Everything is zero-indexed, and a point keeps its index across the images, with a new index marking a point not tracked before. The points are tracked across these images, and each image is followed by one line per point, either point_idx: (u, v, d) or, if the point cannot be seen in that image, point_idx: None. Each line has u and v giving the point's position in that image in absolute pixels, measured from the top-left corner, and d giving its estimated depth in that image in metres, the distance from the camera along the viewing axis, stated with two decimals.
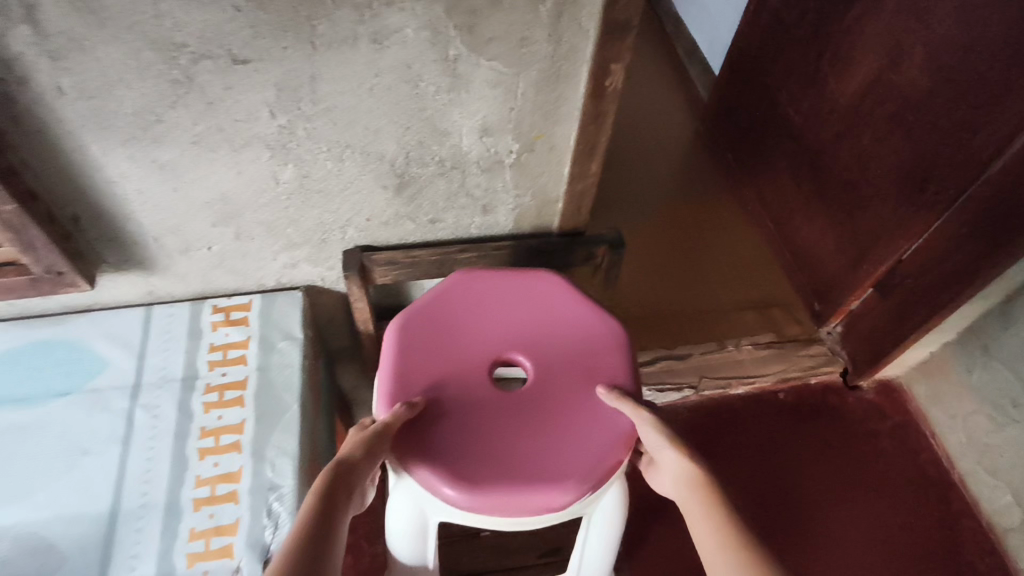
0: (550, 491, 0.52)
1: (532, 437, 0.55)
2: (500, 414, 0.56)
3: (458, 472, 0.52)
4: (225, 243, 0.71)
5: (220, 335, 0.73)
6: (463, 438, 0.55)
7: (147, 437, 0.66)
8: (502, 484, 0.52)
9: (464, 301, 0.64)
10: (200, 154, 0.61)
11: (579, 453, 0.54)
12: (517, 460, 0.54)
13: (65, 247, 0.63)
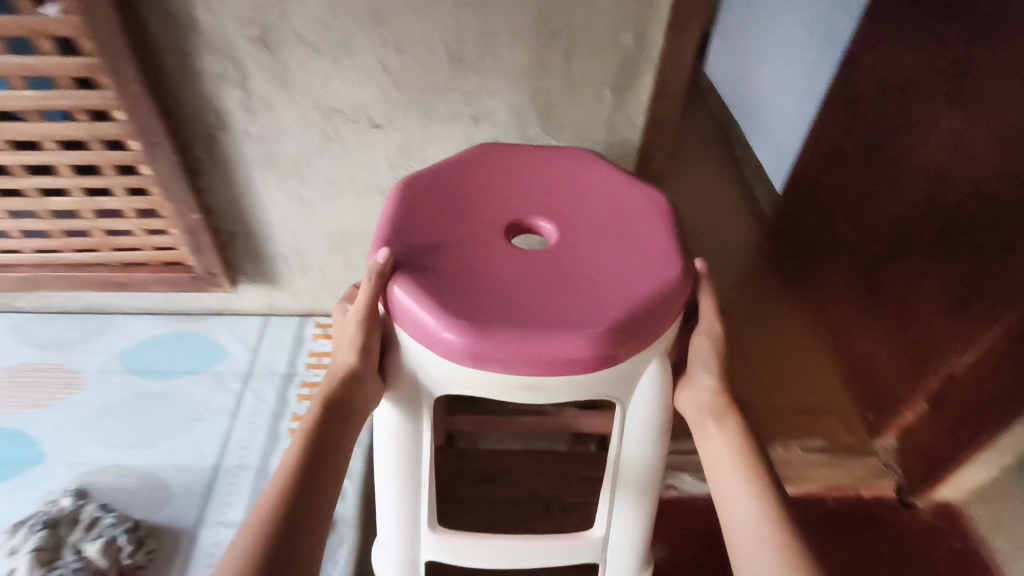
0: (555, 337, 0.50)
1: (540, 289, 0.53)
2: (512, 269, 0.55)
3: (457, 314, 0.51)
4: (335, 269, 0.88)
5: (318, 344, 0.90)
6: (473, 285, 0.53)
7: (251, 413, 0.82)
8: (509, 327, 0.50)
9: (487, 167, 0.64)
10: (332, 193, 0.79)
11: (588, 306, 0.52)
12: (522, 307, 0.52)
13: (220, 252, 0.83)
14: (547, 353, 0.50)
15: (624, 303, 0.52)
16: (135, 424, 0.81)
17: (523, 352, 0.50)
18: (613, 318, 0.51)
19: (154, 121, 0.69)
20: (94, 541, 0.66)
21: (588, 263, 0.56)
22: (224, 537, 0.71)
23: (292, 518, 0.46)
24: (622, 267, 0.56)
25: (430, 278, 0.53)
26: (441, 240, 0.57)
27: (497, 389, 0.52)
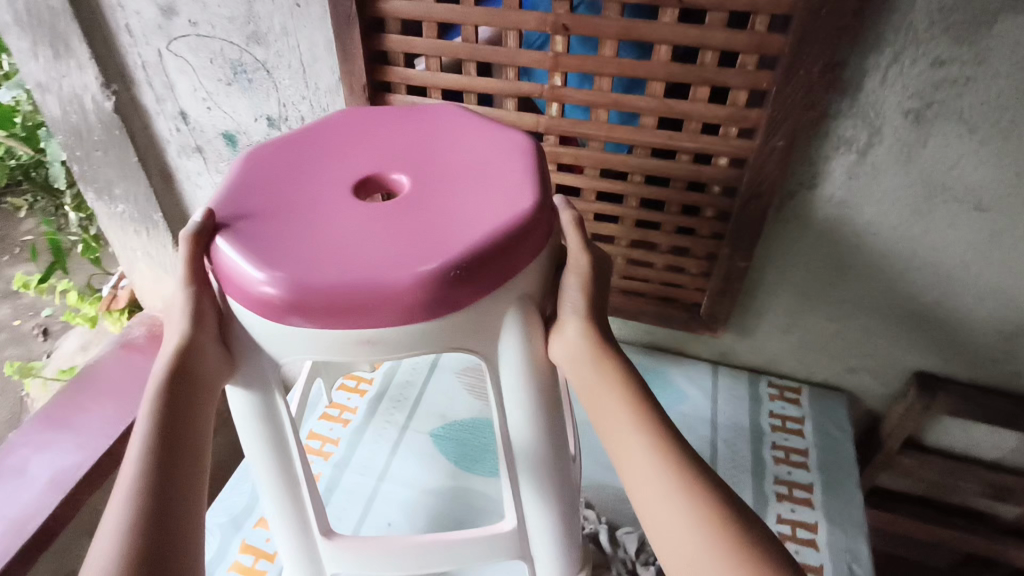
0: (378, 283, 0.48)
1: (365, 231, 0.52)
2: (344, 219, 0.53)
3: (274, 266, 0.49)
4: (819, 334, 0.87)
5: (777, 406, 0.90)
6: (298, 234, 0.52)
7: (730, 464, 0.82)
8: (327, 272, 0.48)
9: (335, 135, 0.63)
10: (877, 264, 0.77)
11: (403, 244, 0.50)
12: (342, 253, 0.50)
13: (722, 298, 0.82)
14: (370, 298, 0.48)
15: (461, 244, 0.50)
16: None
17: (350, 290, 0.48)
18: (448, 258, 0.49)
19: (775, 173, 0.68)
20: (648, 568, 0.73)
21: (436, 211, 0.53)
22: None
23: (157, 525, 0.46)
24: (470, 211, 0.53)
25: (257, 233, 0.52)
26: (277, 202, 0.55)
27: (338, 349, 0.50)
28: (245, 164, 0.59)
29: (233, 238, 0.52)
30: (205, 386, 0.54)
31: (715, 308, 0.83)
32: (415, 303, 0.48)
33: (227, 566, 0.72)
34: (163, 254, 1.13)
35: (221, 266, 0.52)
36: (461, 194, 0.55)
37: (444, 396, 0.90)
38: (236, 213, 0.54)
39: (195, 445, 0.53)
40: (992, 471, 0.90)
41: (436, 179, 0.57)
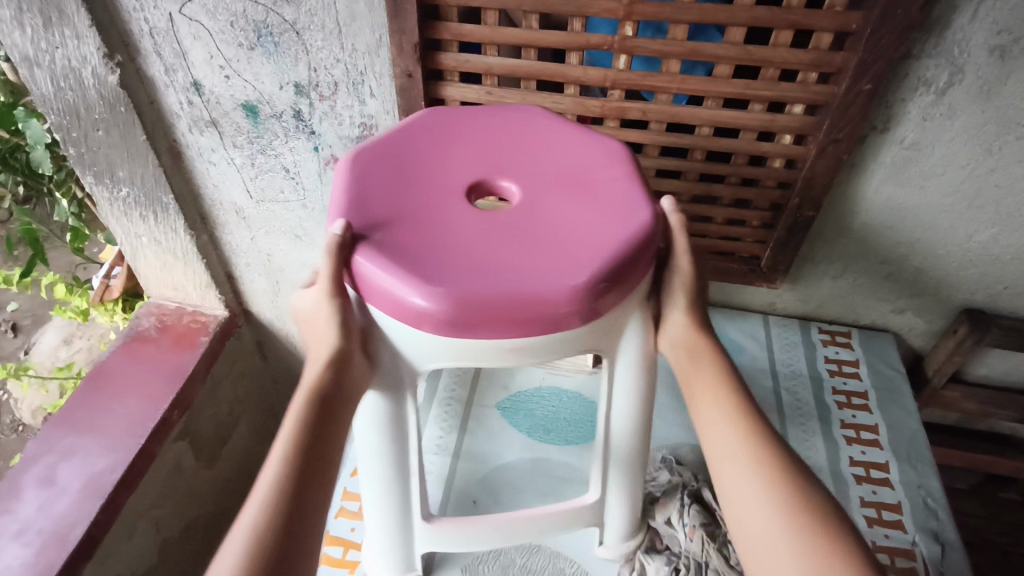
0: (534, 296, 0.47)
1: (503, 243, 0.50)
2: (472, 231, 0.51)
3: (427, 281, 0.47)
4: (871, 278, 0.88)
5: (831, 351, 0.91)
6: (433, 248, 0.50)
7: (796, 411, 0.84)
8: (480, 286, 0.47)
9: (437, 136, 0.60)
10: (940, 205, 0.77)
11: (547, 256, 0.49)
12: (491, 266, 0.48)
13: (786, 248, 0.82)
14: (523, 315, 0.47)
15: (600, 260, 0.49)
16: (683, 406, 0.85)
17: (505, 306, 0.47)
18: (593, 273, 0.48)
19: (856, 117, 0.67)
20: None
21: (561, 220, 0.52)
22: None
23: (287, 532, 0.44)
24: (596, 222, 0.52)
25: (393, 247, 0.50)
26: (400, 213, 0.52)
27: (482, 358, 0.50)
28: (354, 173, 0.56)
29: (371, 254, 0.49)
30: (353, 394, 0.51)
31: (776, 258, 0.83)
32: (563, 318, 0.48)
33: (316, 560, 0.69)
34: (173, 239, 1.05)
35: (362, 282, 0.50)
36: (581, 202, 0.54)
37: (502, 368, 0.88)
38: (366, 222, 0.52)
39: (335, 448, 0.50)
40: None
41: (551, 183, 0.56)
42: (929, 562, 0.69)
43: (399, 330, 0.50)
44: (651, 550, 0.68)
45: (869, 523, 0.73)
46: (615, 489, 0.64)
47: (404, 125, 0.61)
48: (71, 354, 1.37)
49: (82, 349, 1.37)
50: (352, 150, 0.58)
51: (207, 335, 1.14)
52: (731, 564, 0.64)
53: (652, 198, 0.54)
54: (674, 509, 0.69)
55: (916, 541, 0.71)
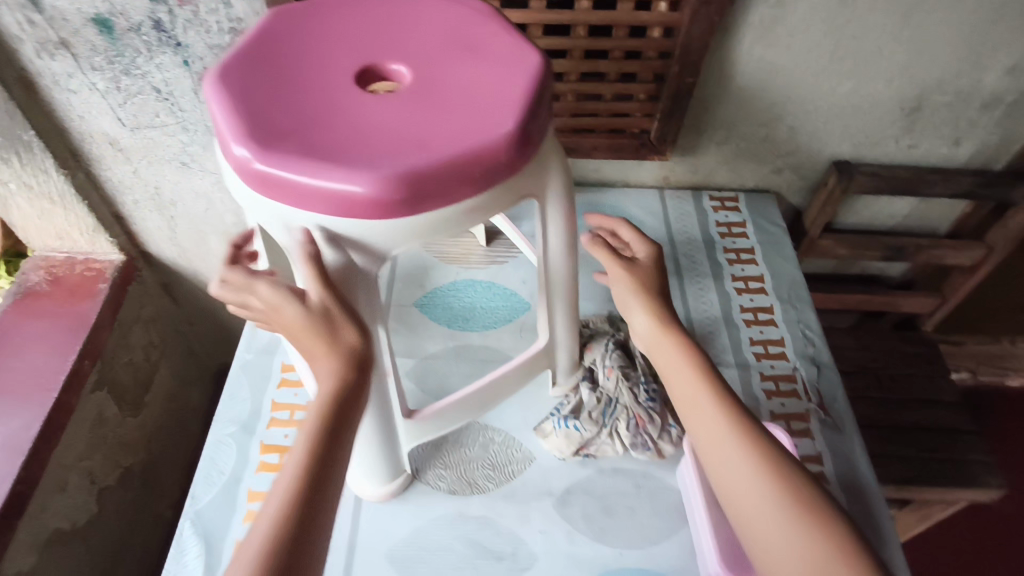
0: (476, 147, 0.44)
1: (419, 114, 0.47)
2: (379, 110, 0.47)
3: (358, 165, 0.43)
4: (752, 142, 0.94)
5: (722, 215, 0.98)
6: (345, 135, 0.45)
7: (693, 272, 0.91)
8: (419, 154, 0.43)
9: (300, 39, 0.54)
10: (806, 60, 0.83)
11: (470, 113, 0.47)
12: (420, 136, 0.45)
13: (672, 117, 0.86)
14: (467, 175, 0.44)
15: (519, 100, 0.48)
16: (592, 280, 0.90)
17: (448, 169, 0.43)
18: (519, 112, 0.47)
19: None
20: None
21: (468, 84, 0.50)
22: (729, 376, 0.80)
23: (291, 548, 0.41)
24: (496, 74, 0.50)
25: (305, 143, 0.45)
26: (297, 113, 0.47)
27: (440, 230, 0.46)
28: (223, 89, 0.48)
29: (281, 156, 0.44)
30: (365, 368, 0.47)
31: (664, 128, 0.88)
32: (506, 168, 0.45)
33: (254, 469, 0.71)
34: (45, 182, 0.96)
35: (281, 193, 0.44)
36: (471, 64, 0.52)
37: (417, 268, 0.90)
38: (264, 132, 0.45)
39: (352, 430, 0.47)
40: (890, 236, 1.05)
41: (436, 55, 0.53)
42: (808, 383, 0.79)
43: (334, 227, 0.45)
44: (585, 376, 0.74)
45: (757, 359, 0.82)
46: (564, 326, 0.67)
47: (256, 33, 0.54)
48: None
49: None
50: (211, 73, 0.50)
51: (105, 282, 1.08)
52: (639, 401, 0.71)
53: (530, 43, 0.54)
54: (597, 356, 0.75)
55: (796, 366, 0.81)
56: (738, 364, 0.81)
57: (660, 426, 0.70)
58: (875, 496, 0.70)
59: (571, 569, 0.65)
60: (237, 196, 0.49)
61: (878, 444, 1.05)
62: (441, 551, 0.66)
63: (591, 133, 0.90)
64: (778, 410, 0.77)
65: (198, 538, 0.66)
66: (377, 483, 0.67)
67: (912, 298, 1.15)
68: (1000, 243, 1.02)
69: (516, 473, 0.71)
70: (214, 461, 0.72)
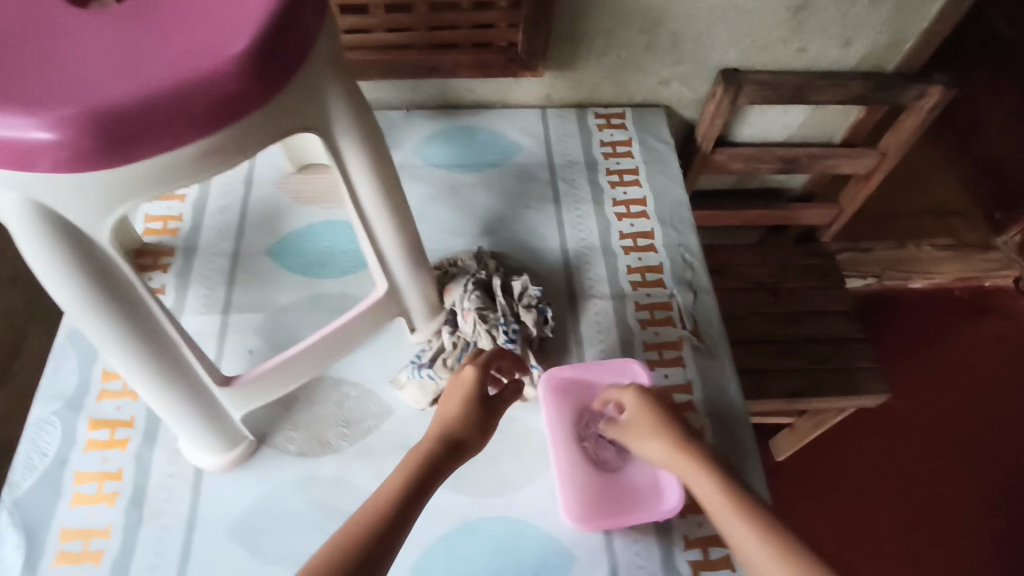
0: (190, 78, 0.35)
1: (129, 31, 0.37)
2: (77, 28, 0.37)
3: (31, 104, 0.33)
4: (634, 51, 0.86)
5: (607, 134, 0.91)
6: (26, 63, 0.35)
7: (572, 198, 0.85)
8: (114, 87, 0.34)
9: None
10: None
11: (196, 31, 0.37)
12: (122, 62, 0.35)
13: (537, 26, 0.76)
14: (190, 109, 0.35)
15: (261, 13, 0.37)
16: (463, 214, 0.83)
17: (160, 102, 0.34)
18: (256, 29, 0.37)
19: None
20: (527, 311, 0.69)
21: None
22: (602, 307, 0.76)
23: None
24: None
25: None
26: None
27: (169, 181, 0.37)
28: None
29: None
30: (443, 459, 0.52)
31: (531, 42, 0.79)
32: (246, 98, 0.36)
33: (82, 448, 0.65)
34: None
35: None
36: None
37: (268, 210, 0.81)
38: None
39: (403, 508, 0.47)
40: (784, 148, 1.00)
41: None
42: (683, 310, 0.77)
43: (30, 183, 0.35)
44: (447, 320, 0.70)
45: (633, 287, 0.78)
46: (403, 271, 0.61)
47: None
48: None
49: None
50: None
51: None
52: (498, 343, 0.67)
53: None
54: (456, 297, 0.70)
55: (673, 294, 0.78)
56: (613, 295, 0.77)
57: (521, 368, 0.67)
58: (740, 422, 0.70)
59: (427, 523, 0.63)
60: None
61: (771, 360, 1.05)
62: (289, 517, 0.63)
63: (371, 49, 0.79)
64: (651, 340, 0.75)
65: (19, 527, 0.61)
66: (213, 451, 0.63)
67: (811, 210, 1.12)
68: (892, 150, 0.99)
69: (372, 428, 0.68)
70: (36, 443, 0.65)
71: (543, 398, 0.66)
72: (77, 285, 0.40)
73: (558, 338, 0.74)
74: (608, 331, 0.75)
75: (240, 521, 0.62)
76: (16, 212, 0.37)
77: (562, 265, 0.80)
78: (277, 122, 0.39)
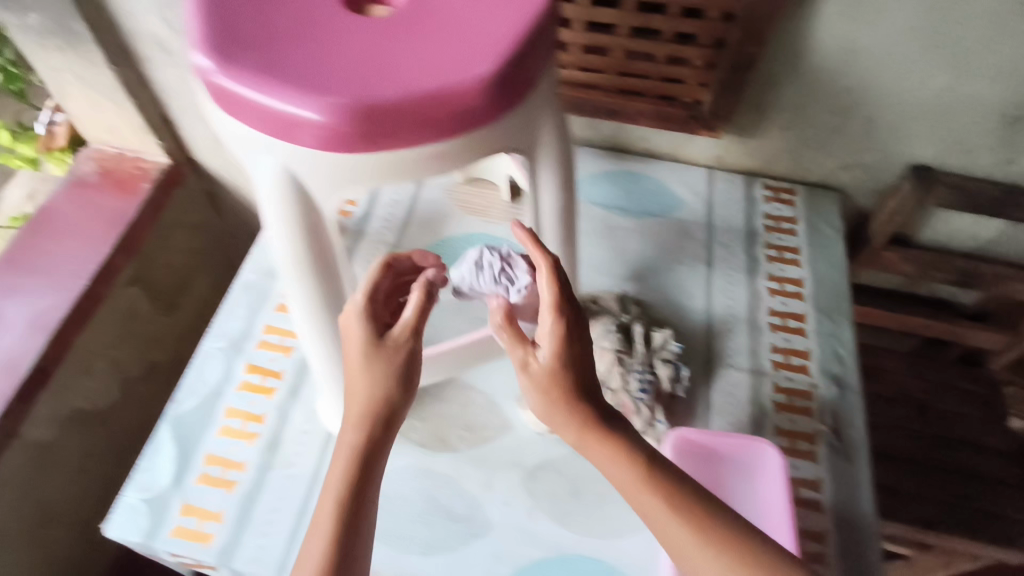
0: (435, 88, 0.40)
1: (391, 41, 0.43)
2: (352, 33, 0.43)
3: (314, 85, 0.40)
4: (820, 130, 0.84)
5: (773, 207, 0.89)
6: (315, 56, 0.42)
7: (725, 263, 0.84)
8: (378, 87, 0.40)
9: None
10: (895, 43, 0.72)
11: (446, 48, 0.42)
12: (385, 67, 0.41)
13: (725, 78, 0.75)
14: (442, 113, 0.41)
15: (499, 42, 0.42)
16: (614, 255, 0.84)
17: (422, 102, 0.40)
18: (495, 59, 0.42)
19: None
20: (663, 364, 0.69)
21: (455, 12, 0.44)
22: (738, 380, 0.74)
23: None
24: (485, 5, 0.45)
25: (262, 56, 0.41)
26: (268, 20, 0.43)
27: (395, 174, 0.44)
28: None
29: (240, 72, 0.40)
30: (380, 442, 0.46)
31: (733, 69, 0.74)
32: (483, 112, 0.42)
33: (236, 386, 0.72)
34: (95, 75, 0.98)
35: (240, 111, 0.41)
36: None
37: (433, 212, 0.87)
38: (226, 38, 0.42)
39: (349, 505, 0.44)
40: (964, 259, 0.93)
41: None
42: (825, 402, 0.72)
43: (297, 161, 0.43)
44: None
45: (774, 368, 0.75)
46: None
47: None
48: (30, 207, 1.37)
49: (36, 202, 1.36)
50: None
51: (148, 183, 1.12)
52: (629, 390, 0.67)
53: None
54: (595, 333, 0.71)
55: (816, 384, 0.74)
56: (751, 370, 0.75)
57: (646, 420, 0.66)
58: (872, 539, 0.64)
59: (523, 545, 0.63)
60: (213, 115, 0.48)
61: (900, 477, 0.97)
62: (398, 501, 0.65)
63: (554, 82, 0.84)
64: (785, 425, 0.71)
65: (172, 442, 0.68)
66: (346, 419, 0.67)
67: (982, 330, 1.01)
68: None
69: (489, 438, 0.69)
70: (200, 373, 0.72)
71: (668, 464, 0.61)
72: (301, 224, 0.47)
73: (687, 398, 0.72)
74: (739, 407, 0.72)
75: None
76: (276, 185, 0.44)
77: (703, 328, 0.78)
78: (490, 138, 0.44)
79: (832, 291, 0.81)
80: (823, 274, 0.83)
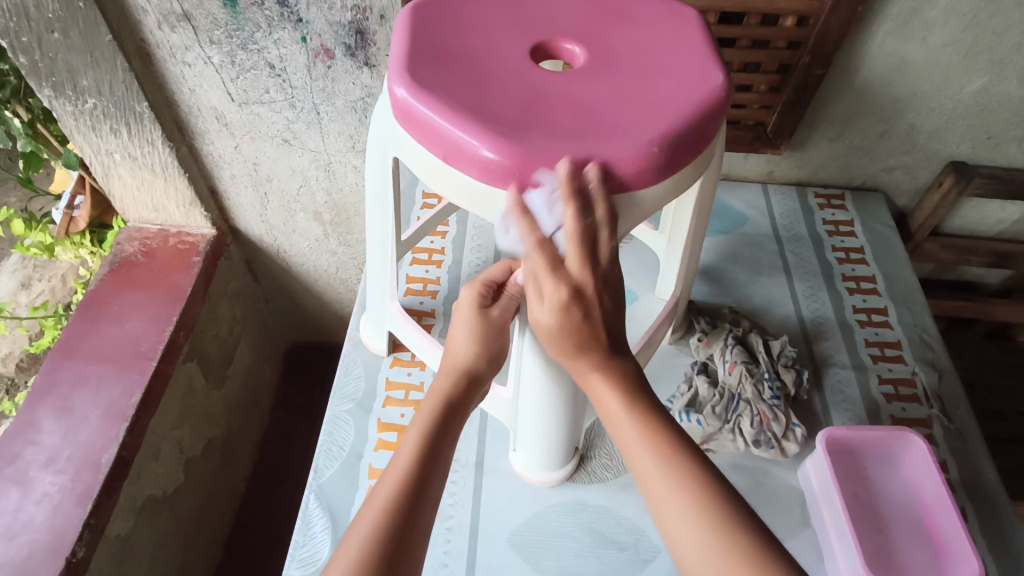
0: (694, 116, 0.47)
1: (630, 90, 0.49)
2: (582, 91, 0.48)
3: (600, 139, 0.45)
4: (867, 139, 0.91)
5: (828, 214, 0.96)
6: (563, 113, 0.47)
7: (802, 269, 0.89)
8: (648, 125, 0.46)
9: (465, 25, 0.53)
10: (940, 53, 0.80)
11: (675, 85, 0.49)
12: (641, 109, 0.47)
13: (790, 103, 0.82)
14: (712, 115, 0.48)
15: (712, 71, 0.50)
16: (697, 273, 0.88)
17: (699, 112, 0.47)
18: (720, 84, 0.49)
19: None
20: (787, 370, 0.73)
21: (656, 58, 0.51)
22: (845, 376, 0.78)
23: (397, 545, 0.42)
24: (674, 47, 0.52)
25: (537, 128, 0.46)
26: (516, 97, 0.47)
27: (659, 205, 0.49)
28: (430, 97, 0.47)
29: (513, 138, 0.45)
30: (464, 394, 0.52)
31: (799, 92, 0.80)
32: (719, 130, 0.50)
33: (373, 446, 0.72)
34: (150, 153, 0.95)
35: (532, 180, 0.45)
36: (646, 40, 0.53)
37: None
38: (493, 119, 0.46)
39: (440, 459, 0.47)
40: (998, 242, 1.01)
41: (607, 34, 0.54)
42: (928, 388, 0.77)
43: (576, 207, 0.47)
44: (701, 371, 0.74)
45: (874, 360, 0.80)
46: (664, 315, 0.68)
47: (409, 30, 0.52)
48: (34, 297, 1.25)
49: (46, 291, 1.25)
50: (402, 73, 0.49)
51: (198, 256, 1.07)
52: (763, 398, 0.70)
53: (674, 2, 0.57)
54: (717, 348, 0.75)
55: (916, 371, 0.79)
56: (855, 366, 0.79)
57: (785, 425, 0.70)
58: (1004, 507, 0.69)
59: None
60: (449, 193, 0.49)
61: None
62: (561, 538, 0.66)
63: None
64: (899, 414, 0.75)
65: (322, 510, 0.67)
66: (549, 463, 0.68)
67: (1013, 308, 1.09)
68: None
69: None
70: (333, 436, 0.73)
71: (823, 458, 0.66)
72: None
73: (805, 399, 0.76)
74: (854, 401, 0.76)
75: (518, 534, 0.66)
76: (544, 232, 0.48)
77: (800, 332, 0.82)
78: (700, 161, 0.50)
79: (901, 286, 0.87)
80: (891, 270, 0.89)
